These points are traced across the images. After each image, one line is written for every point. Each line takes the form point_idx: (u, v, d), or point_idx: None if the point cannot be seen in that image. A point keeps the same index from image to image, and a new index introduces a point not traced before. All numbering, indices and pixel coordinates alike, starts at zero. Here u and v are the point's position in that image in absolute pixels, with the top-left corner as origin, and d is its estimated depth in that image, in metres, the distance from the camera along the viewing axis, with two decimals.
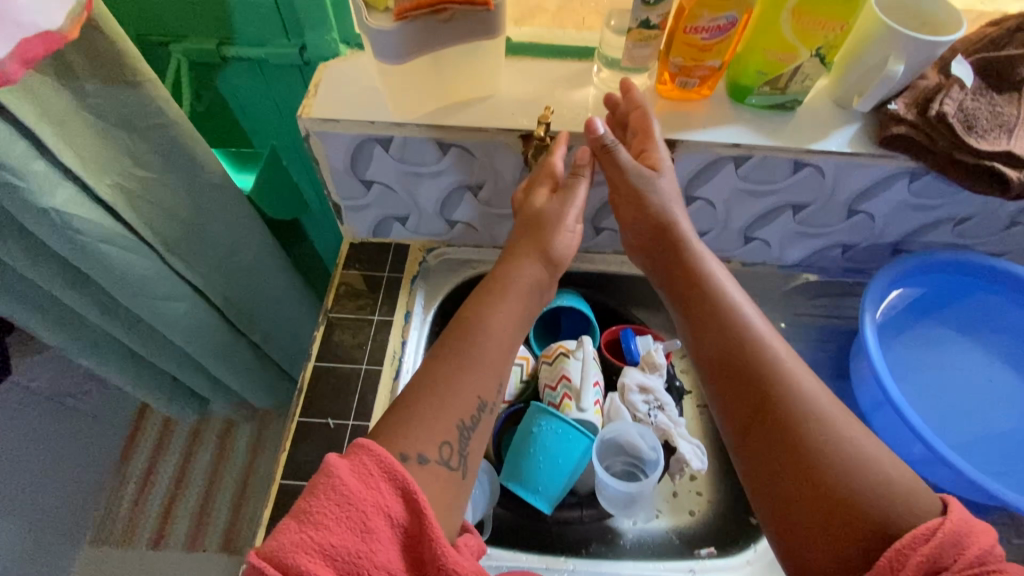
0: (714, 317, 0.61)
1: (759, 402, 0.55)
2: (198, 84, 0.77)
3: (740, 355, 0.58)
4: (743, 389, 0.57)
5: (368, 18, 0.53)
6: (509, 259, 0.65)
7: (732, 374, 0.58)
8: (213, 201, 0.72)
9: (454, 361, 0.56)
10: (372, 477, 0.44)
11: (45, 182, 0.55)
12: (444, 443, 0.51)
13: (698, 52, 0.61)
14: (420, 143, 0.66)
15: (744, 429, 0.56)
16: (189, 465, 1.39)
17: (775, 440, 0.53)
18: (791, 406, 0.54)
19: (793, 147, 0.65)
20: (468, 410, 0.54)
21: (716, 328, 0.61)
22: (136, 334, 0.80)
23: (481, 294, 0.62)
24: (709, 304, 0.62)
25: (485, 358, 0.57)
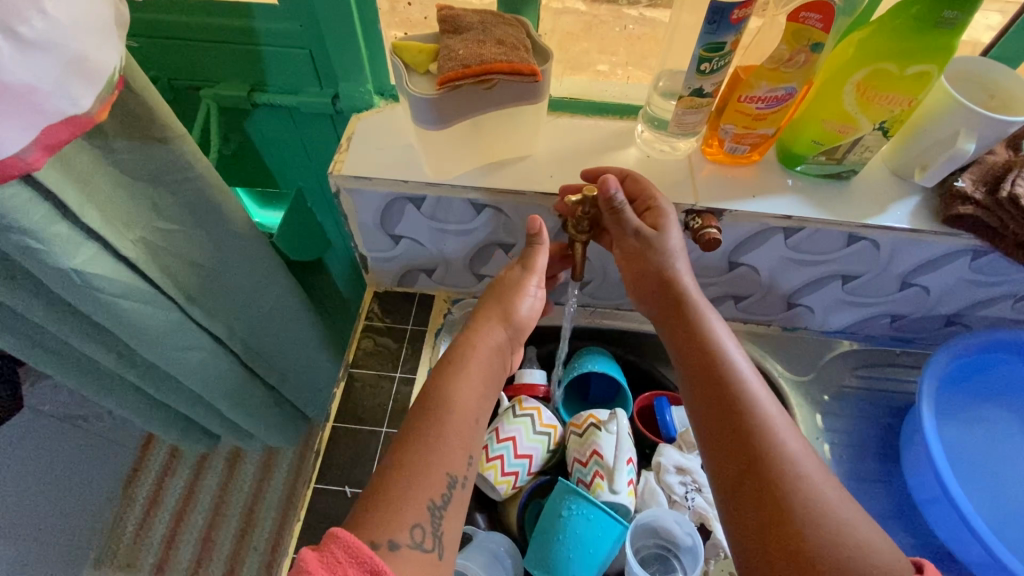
0: (714, 383, 0.52)
1: (761, 490, 0.46)
2: (226, 127, 0.75)
3: (742, 433, 0.49)
4: (743, 472, 0.47)
5: (410, 81, 0.52)
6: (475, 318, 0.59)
7: (730, 454, 0.49)
8: (237, 251, 0.70)
9: (422, 435, 0.50)
10: (342, 566, 0.39)
11: (68, 244, 0.53)
12: (414, 525, 0.46)
13: (752, 121, 0.58)
14: (453, 202, 0.63)
15: (741, 522, 0.46)
16: (196, 491, 1.36)
17: (774, 535, 0.44)
18: (794, 496, 0.45)
19: (850, 221, 0.61)
20: (438, 489, 0.48)
21: (714, 398, 0.51)
22: (151, 380, 0.78)
23: (445, 360, 0.56)
24: (707, 368, 0.52)
25: (450, 433, 0.51)
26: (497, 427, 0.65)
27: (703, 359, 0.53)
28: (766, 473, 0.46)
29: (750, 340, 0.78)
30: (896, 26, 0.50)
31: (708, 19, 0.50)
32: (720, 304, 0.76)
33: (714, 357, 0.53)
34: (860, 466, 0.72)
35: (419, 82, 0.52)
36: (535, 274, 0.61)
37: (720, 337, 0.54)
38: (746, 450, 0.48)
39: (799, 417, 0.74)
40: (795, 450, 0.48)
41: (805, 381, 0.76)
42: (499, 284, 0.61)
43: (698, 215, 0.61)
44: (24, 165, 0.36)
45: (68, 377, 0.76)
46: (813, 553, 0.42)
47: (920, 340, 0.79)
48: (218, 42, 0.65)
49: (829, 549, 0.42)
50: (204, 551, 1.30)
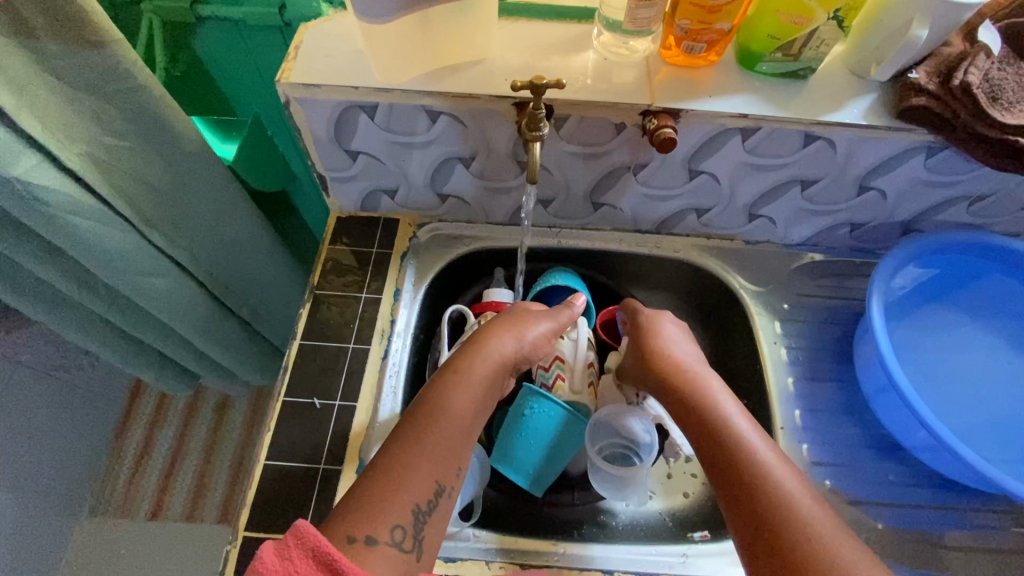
0: (701, 429, 0.54)
1: (761, 530, 0.46)
2: (174, 47, 0.72)
3: (737, 472, 0.49)
4: (738, 507, 0.48)
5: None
6: (488, 337, 0.60)
7: (736, 500, 0.48)
8: (192, 171, 0.69)
9: (415, 446, 0.51)
10: (291, 552, 0.39)
11: (6, 150, 0.52)
12: (395, 525, 0.46)
13: (706, 14, 0.57)
14: (408, 111, 0.62)
15: None
16: (187, 441, 1.41)
17: (768, 565, 0.44)
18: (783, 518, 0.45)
19: (805, 119, 0.61)
20: (427, 495, 0.49)
21: (724, 468, 0.50)
22: (119, 310, 0.78)
23: (450, 367, 0.57)
24: (693, 416, 0.55)
25: (443, 442, 0.51)
26: None
27: (684, 404, 0.57)
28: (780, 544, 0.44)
29: (712, 255, 0.79)
30: None
31: None
32: (684, 218, 0.77)
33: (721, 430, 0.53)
34: (816, 368, 0.74)
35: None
36: (551, 320, 0.63)
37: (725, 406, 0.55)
38: (738, 485, 0.49)
39: (759, 326, 0.76)
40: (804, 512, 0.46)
41: (766, 292, 0.78)
42: (511, 314, 0.63)
43: (654, 116, 0.61)
44: None
45: (35, 311, 0.76)
46: (808, 572, 0.42)
47: (879, 250, 0.80)
48: None
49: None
50: (197, 495, 1.35)
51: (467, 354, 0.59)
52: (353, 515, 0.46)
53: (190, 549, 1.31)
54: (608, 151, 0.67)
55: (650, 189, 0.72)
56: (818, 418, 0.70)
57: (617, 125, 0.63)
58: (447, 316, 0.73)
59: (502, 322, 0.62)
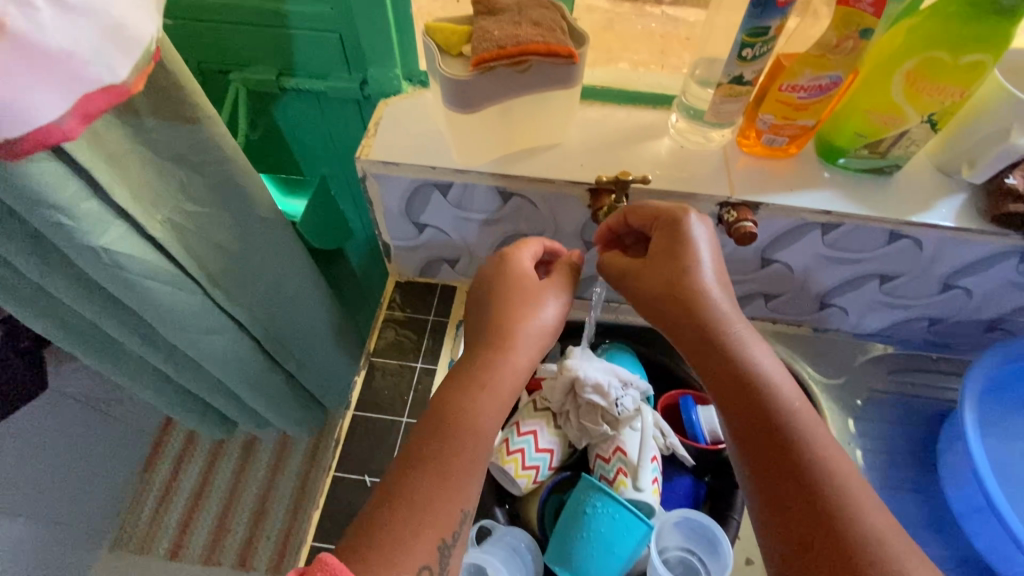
0: (732, 381, 0.48)
1: (798, 501, 0.44)
2: (254, 113, 0.75)
3: (771, 431, 0.46)
4: (771, 468, 0.45)
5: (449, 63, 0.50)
6: (513, 299, 0.56)
7: (772, 468, 0.45)
8: (261, 234, 0.70)
9: (446, 458, 0.48)
10: None
11: (97, 222, 0.52)
12: (423, 567, 0.43)
13: (792, 111, 0.56)
14: (481, 190, 0.62)
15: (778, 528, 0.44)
16: (212, 478, 1.38)
17: (806, 527, 0.43)
18: (829, 491, 0.43)
19: (892, 218, 0.59)
20: (451, 527, 0.46)
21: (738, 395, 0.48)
22: (173, 362, 0.79)
23: (488, 338, 0.55)
24: (727, 367, 0.49)
25: (466, 458, 0.48)
26: (518, 421, 0.66)
27: (715, 349, 0.49)
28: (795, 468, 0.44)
29: (779, 341, 0.76)
30: (950, 13, 0.48)
31: (753, 2, 0.47)
32: (750, 302, 0.74)
33: (730, 355, 0.49)
34: (894, 474, 0.69)
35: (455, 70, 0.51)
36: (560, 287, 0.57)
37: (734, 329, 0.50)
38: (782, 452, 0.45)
39: (830, 422, 0.71)
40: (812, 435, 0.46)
41: (836, 384, 0.74)
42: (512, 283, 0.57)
43: (733, 208, 0.59)
44: (60, 135, 0.33)
45: (93, 358, 0.77)
46: (822, 497, 0.43)
47: (958, 346, 0.76)
48: (246, 24, 0.64)
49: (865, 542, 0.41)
50: (217, 538, 1.31)
51: (504, 299, 0.56)
52: (376, 554, 0.43)
53: None
54: None
55: None
56: None
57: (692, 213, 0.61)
58: None
59: (519, 277, 0.57)
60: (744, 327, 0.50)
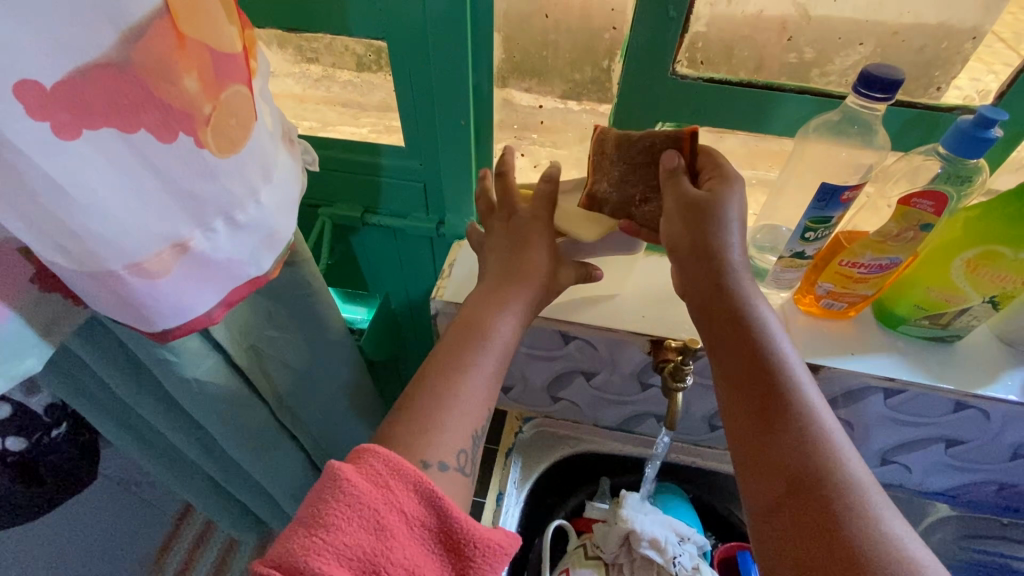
0: (735, 342, 0.47)
1: (780, 459, 0.41)
2: (335, 239, 0.81)
3: (761, 375, 0.45)
4: (753, 406, 0.44)
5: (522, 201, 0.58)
6: (529, 241, 0.54)
7: (771, 460, 0.41)
8: (328, 355, 0.73)
9: (458, 375, 0.46)
10: (385, 478, 0.36)
11: (195, 356, 0.56)
12: (461, 450, 0.43)
13: (851, 282, 0.59)
14: (545, 334, 0.66)
15: (753, 472, 0.42)
16: (226, 569, 1.35)
17: (776, 472, 0.41)
18: (812, 437, 0.41)
19: (958, 390, 0.59)
20: (480, 417, 0.46)
21: (733, 343, 0.47)
22: (224, 469, 0.80)
23: (489, 286, 0.53)
24: (743, 353, 0.46)
25: (494, 356, 0.49)
26: (568, 569, 0.65)
27: (733, 335, 0.47)
28: (776, 412, 0.43)
29: None
30: (1009, 213, 0.50)
31: (817, 196, 0.52)
32: None
33: (734, 304, 0.48)
34: None
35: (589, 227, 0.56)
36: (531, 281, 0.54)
37: (742, 280, 0.48)
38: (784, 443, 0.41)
39: None
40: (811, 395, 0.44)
41: None
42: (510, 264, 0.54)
43: None
44: (206, 320, 0.37)
45: (149, 460, 0.78)
46: (799, 438, 0.41)
47: None
48: (342, 171, 0.71)
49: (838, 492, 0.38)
50: None
51: (501, 275, 0.54)
52: None
53: None
54: None
55: None
56: None
57: None
58: (549, 531, 0.69)
59: (524, 245, 0.55)
60: (767, 320, 0.47)
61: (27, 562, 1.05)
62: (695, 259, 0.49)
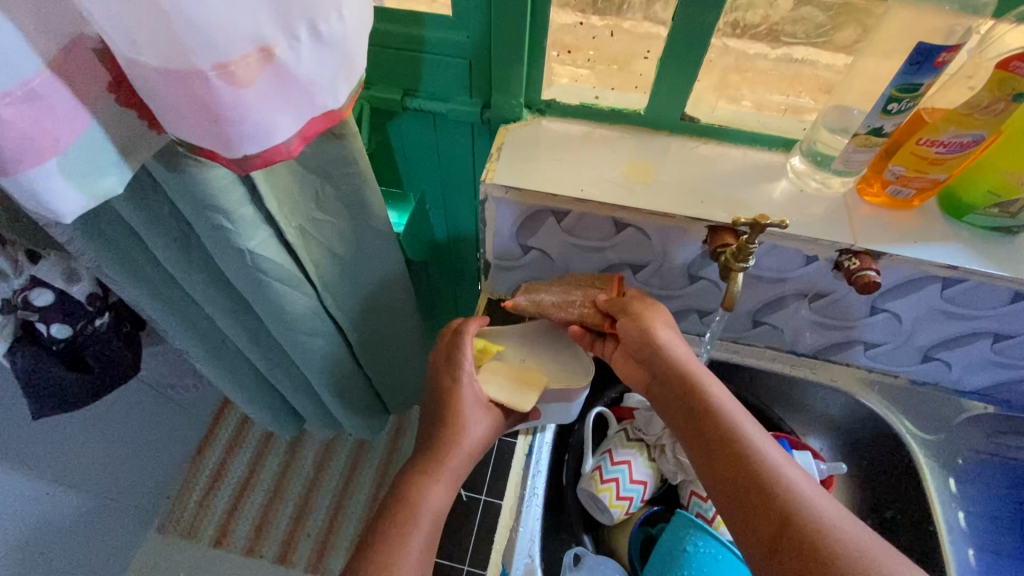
0: (672, 388, 0.54)
1: (737, 486, 0.48)
2: (372, 127, 0.78)
3: (703, 413, 0.52)
4: (702, 442, 0.51)
5: (455, 382, 0.59)
6: (460, 410, 0.58)
7: (727, 485, 0.49)
8: (372, 245, 0.72)
9: (422, 473, 0.55)
10: None
11: (249, 227, 0.55)
12: None
13: (925, 165, 0.56)
14: (596, 219, 0.64)
15: (721, 498, 0.49)
16: (261, 465, 1.42)
17: (740, 496, 0.47)
18: (755, 457, 0.49)
19: (1020, 279, 0.58)
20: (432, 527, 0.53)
21: (672, 389, 0.54)
22: (269, 358, 0.82)
23: (434, 403, 0.60)
24: (679, 396, 0.54)
25: (421, 540, 0.52)
26: (611, 450, 0.67)
27: (668, 381, 0.55)
28: (724, 442, 0.50)
29: (876, 390, 0.74)
30: None
31: (909, 60, 0.48)
32: (848, 348, 0.73)
33: (659, 352, 0.56)
34: (990, 537, 0.70)
35: (521, 400, 0.60)
36: (473, 423, 0.58)
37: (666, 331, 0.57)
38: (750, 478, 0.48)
39: (933, 487, 0.70)
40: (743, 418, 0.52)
41: (934, 441, 0.72)
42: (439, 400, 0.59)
43: (854, 256, 0.59)
44: (285, 153, 0.36)
45: (195, 345, 0.80)
46: (746, 459, 0.49)
47: None
48: (383, 47, 0.67)
49: (786, 495, 0.46)
50: (261, 527, 1.34)
51: (440, 402, 0.59)
52: None
53: None
54: (791, 278, 0.65)
55: (823, 318, 0.69)
56: None
57: (808, 257, 0.62)
58: (590, 417, 0.71)
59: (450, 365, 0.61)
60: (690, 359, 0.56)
61: (77, 451, 1.10)
62: (628, 320, 0.58)
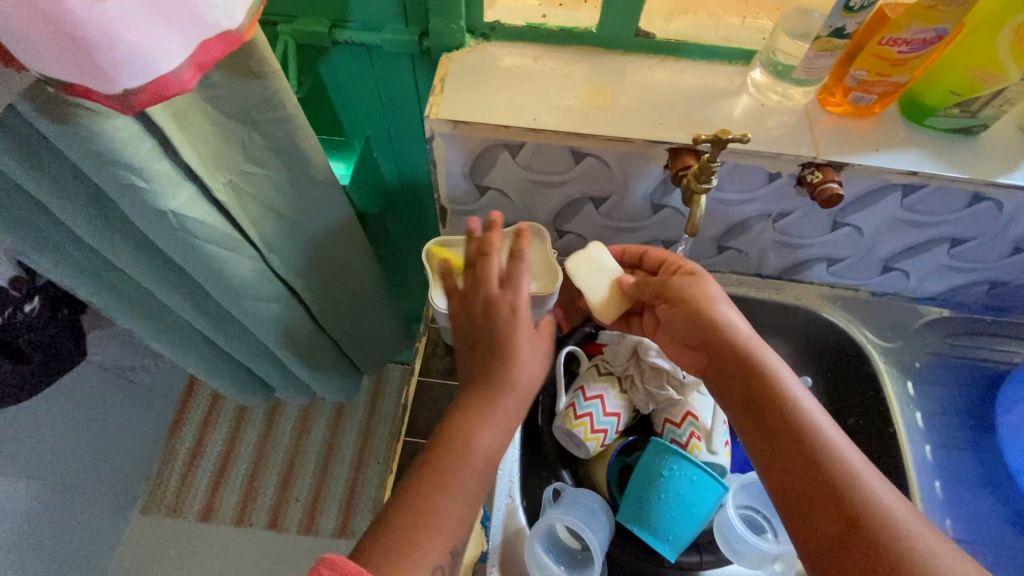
0: (729, 374, 0.55)
1: (802, 472, 0.49)
2: (301, 68, 0.71)
3: (763, 399, 0.53)
4: (765, 428, 0.52)
5: (512, 313, 0.55)
6: (519, 351, 0.55)
7: (792, 467, 0.50)
8: (316, 199, 0.67)
9: (470, 432, 0.53)
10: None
11: (167, 183, 0.50)
12: (435, 566, 0.48)
13: (888, 67, 0.54)
14: (553, 150, 0.60)
15: (780, 481, 0.50)
16: (240, 439, 1.39)
17: (800, 482, 0.49)
18: (816, 444, 0.50)
19: (977, 179, 0.57)
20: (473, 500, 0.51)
21: (736, 375, 0.55)
22: (222, 328, 0.77)
23: (479, 350, 0.56)
24: (736, 381, 0.55)
25: (472, 482, 0.51)
26: (583, 386, 0.66)
27: (724, 367, 0.56)
28: (786, 429, 0.51)
29: (837, 305, 0.76)
30: None
31: None
32: (811, 266, 0.73)
33: (724, 339, 0.56)
34: (951, 435, 0.71)
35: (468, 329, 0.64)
36: (523, 358, 0.55)
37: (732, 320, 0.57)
38: (814, 468, 0.49)
39: (889, 388, 0.72)
40: (803, 404, 0.52)
41: (894, 348, 0.74)
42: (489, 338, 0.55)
43: (816, 169, 0.58)
44: (176, 85, 0.33)
45: (140, 323, 0.75)
46: (806, 447, 0.50)
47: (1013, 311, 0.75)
48: None
49: (845, 482, 0.48)
50: (248, 497, 1.33)
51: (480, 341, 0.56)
52: None
53: (237, 557, 1.28)
54: (754, 199, 0.63)
55: (787, 238, 0.69)
56: (956, 489, 0.68)
57: (770, 174, 0.60)
58: (560, 357, 0.70)
59: (505, 290, 0.56)
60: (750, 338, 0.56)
61: None
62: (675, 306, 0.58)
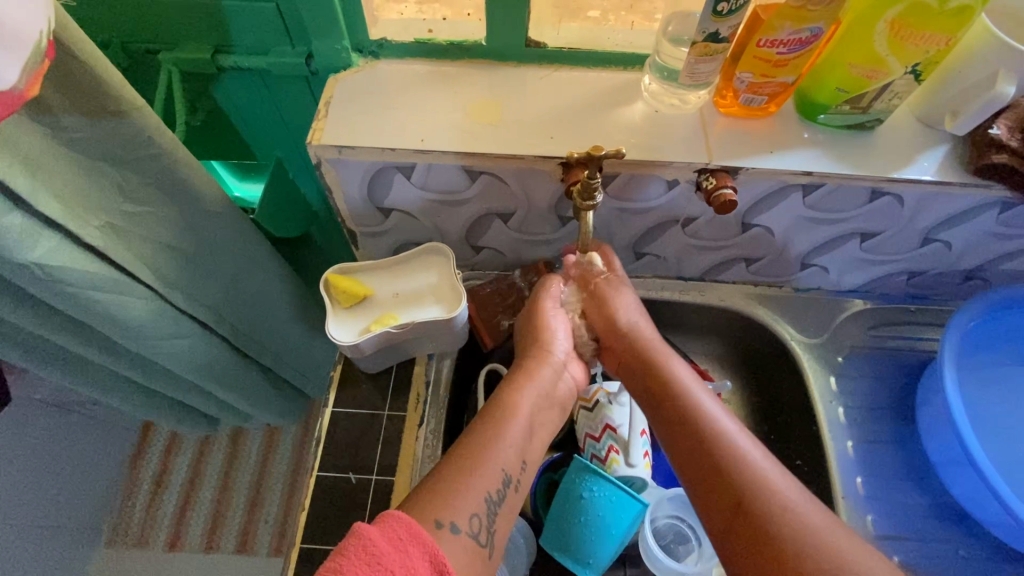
0: (679, 421, 0.55)
1: (746, 526, 0.48)
2: (193, 94, 0.69)
3: (706, 448, 0.53)
4: (705, 478, 0.52)
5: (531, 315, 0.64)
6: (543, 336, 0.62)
7: (733, 521, 0.49)
8: (214, 231, 0.65)
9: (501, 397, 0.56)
10: (403, 542, 0.40)
11: (23, 236, 0.48)
12: (473, 514, 0.47)
13: (771, 68, 0.53)
14: (446, 170, 0.59)
15: (724, 534, 0.49)
16: (206, 463, 1.32)
17: (742, 536, 0.48)
18: (757, 493, 0.49)
19: (873, 176, 0.56)
20: (515, 463, 0.52)
21: (678, 426, 0.55)
22: (138, 367, 0.75)
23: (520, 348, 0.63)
24: (683, 430, 0.55)
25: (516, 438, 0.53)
26: None
27: (671, 416, 0.56)
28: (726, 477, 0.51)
29: (762, 304, 0.75)
30: None
31: None
32: (731, 266, 0.72)
33: (670, 386, 0.57)
34: (874, 429, 0.71)
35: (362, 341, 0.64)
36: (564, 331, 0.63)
37: (677, 371, 0.58)
38: (753, 519, 0.48)
39: (811, 379, 0.72)
40: (745, 451, 0.52)
41: (818, 344, 0.74)
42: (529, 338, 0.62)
43: (711, 174, 0.56)
44: None
45: (48, 368, 0.72)
46: (749, 495, 0.49)
47: (935, 297, 0.76)
48: None
49: (788, 531, 0.47)
50: (215, 525, 1.27)
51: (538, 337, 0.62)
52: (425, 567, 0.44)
53: None
54: (658, 206, 0.63)
55: (700, 241, 0.68)
56: (878, 485, 0.68)
57: (669, 181, 0.59)
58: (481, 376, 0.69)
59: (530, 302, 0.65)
60: (697, 392, 0.57)
61: None
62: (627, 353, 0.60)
